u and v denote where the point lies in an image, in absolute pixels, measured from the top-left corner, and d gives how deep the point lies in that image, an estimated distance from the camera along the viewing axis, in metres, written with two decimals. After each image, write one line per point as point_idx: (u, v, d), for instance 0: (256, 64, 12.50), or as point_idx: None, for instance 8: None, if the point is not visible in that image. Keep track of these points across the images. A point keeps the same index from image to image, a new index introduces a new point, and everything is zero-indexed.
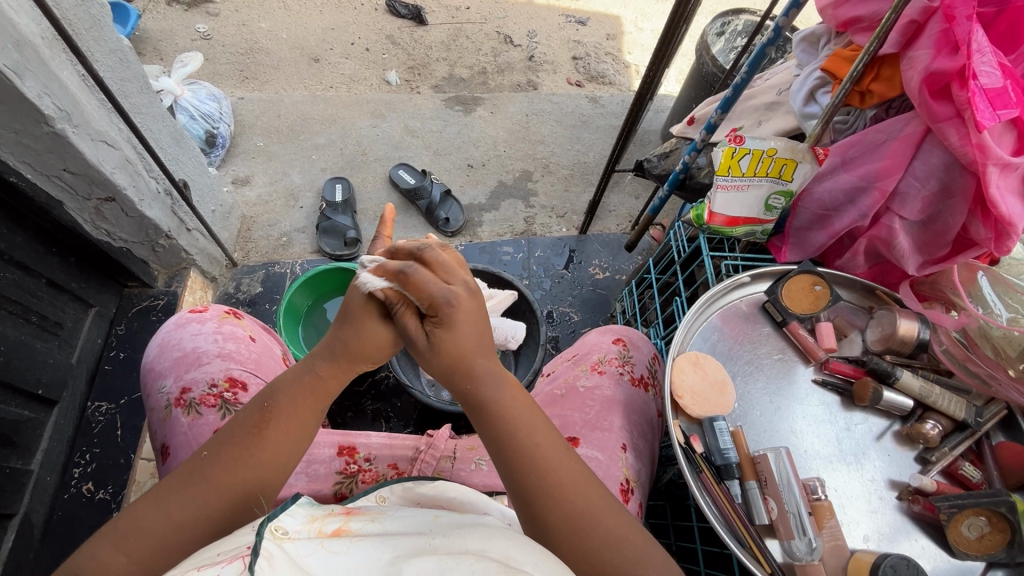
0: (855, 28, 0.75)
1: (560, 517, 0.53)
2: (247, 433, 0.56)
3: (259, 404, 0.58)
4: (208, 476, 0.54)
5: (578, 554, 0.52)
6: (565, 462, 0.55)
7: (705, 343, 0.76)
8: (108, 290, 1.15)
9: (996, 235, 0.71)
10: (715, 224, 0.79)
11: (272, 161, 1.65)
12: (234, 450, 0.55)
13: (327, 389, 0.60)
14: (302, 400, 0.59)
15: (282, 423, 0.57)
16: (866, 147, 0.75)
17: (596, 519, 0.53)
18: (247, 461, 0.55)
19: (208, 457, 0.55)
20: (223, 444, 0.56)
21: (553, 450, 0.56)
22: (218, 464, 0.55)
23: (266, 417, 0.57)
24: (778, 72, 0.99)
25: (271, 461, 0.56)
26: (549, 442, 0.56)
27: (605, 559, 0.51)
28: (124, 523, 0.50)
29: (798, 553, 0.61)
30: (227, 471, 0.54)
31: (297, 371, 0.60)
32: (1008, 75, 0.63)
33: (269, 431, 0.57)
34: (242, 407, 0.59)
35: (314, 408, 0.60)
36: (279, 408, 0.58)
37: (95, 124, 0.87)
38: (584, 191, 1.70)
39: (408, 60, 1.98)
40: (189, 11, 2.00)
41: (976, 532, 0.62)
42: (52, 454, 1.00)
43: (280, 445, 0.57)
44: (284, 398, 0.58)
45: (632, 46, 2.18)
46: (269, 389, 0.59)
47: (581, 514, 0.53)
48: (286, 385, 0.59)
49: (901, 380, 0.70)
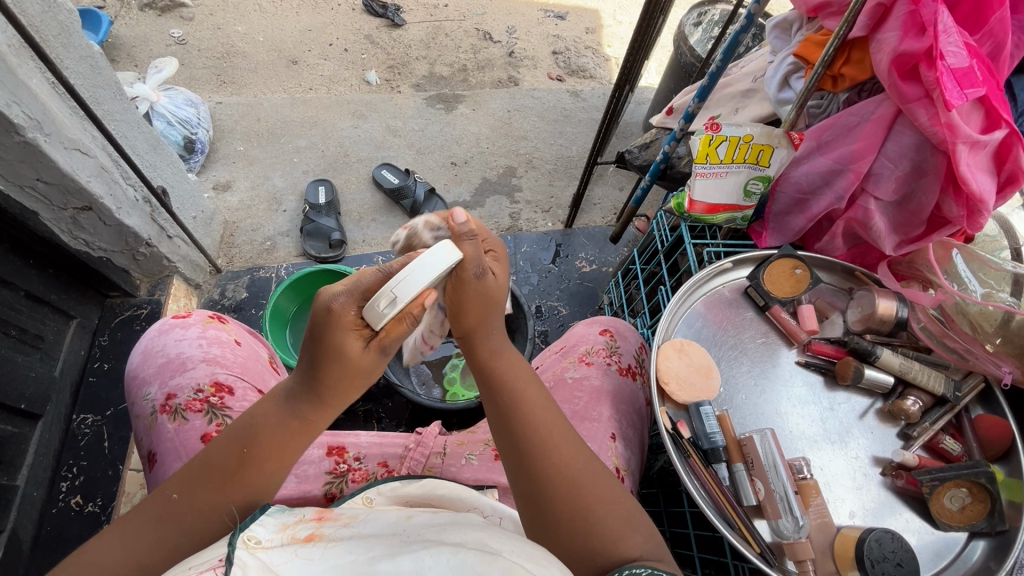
0: (825, 14, 0.76)
1: (559, 484, 0.54)
2: (224, 472, 0.55)
3: (236, 446, 0.56)
4: (178, 518, 0.53)
5: (574, 522, 0.52)
6: (561, 426, 0.58)
7: (689, 330, 0.76)
8: (89, 301, 1.13)
9: (968, 212, 0.72)
10: (695, 212, 0.80)
11: (254, 165, 1.64)
12: (208, 490, 0.54)
13: (311, 427, 0.58)
14: (284, 439, 0.56)
15: (265, 460, 0.56)
16: (840, 130, 0.76)
17: (590, 486, 0.54)
18: (223, 500, 0.54)
19: (182, 498, 0.54)
20: (194, 484, 0.54)
21: (550, 415, 0.58)
22: (192, 504, 0.54)
23: (246, 455, 0.55)
24: (752, 59, 1.00)
25: (248, 499, 0.55)
26: (546, 407, 0.59)
27: (599, 523, 0.52)
28: (90, 557, 0.49)
29: (786, 532, 0.62)
30: (199, 509, 0.54)
31: (277, 412, 0.57)
32: (973, 55, 0.64)
33: (248, 471, 0.55)
34: (216, 440, 0.57)
35: (297, 445, 0.58)
36: (260, 448, 0.56)
37: (68, 132, 0.86)
38: (568, 185, 1.70)
39: (387, 59, 1.97)
40: (162, 17, 1.97)
41: (958, 503, 0.64)
42: (38, 469, 0.99)
43: (260, 481, 0.56)
44: (265, 439, 0.56)
45: (611, 39, 2.19)
46: (248, 425, 0.57)
47: (576, 479, 0.55)
48: (266, 425, 0.56)
49: (882, 358, 0.71)
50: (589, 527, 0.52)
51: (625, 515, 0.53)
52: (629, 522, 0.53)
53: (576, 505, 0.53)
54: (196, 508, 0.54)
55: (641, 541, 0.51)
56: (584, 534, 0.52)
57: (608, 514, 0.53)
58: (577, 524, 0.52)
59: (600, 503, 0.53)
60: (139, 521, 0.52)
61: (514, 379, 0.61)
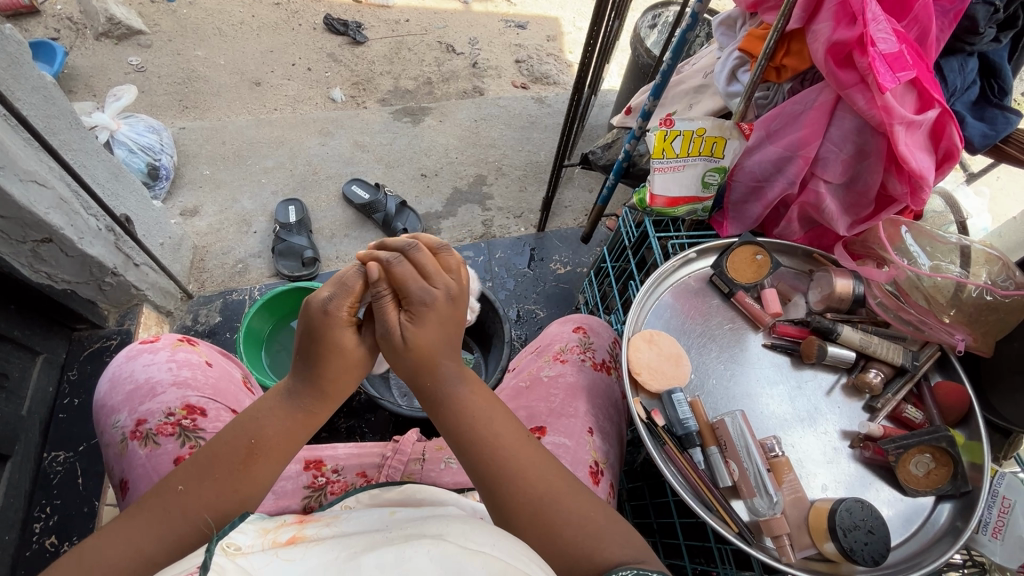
0: (764, 9, 0.79)
1: (528, 504, 0.54)
2: (230, 465, 0.54)
3: (243, 440, 0.56)
4: (184, 511, 0.52)
5: (541, 537, 0.52)
6: (520, 446, 0.57)
7: (658, 320, 0.78)
8: (55, 335, 1.11)
9: (911, 189, 0.75)
10: (657, 205, 0.82)
11: (221, 189, 1.62)
12: (214, 482, 0.54)
13: (317, 419, 0.58)
14: (289, 432, 0.57)
15: (272, 452, 0.56)
16: (786, 119, 0.79)
17: (557, 506, 0.54)
18: (226, 495, 0.54)
19: (187, 489, 0.53)
20: (202, 474, 0.54)
21: (514, 441, 0.57)
22: (198, 494, 0.53)
23: (252, 449, 0.55)
24: (702, 56, 1.02)
25: (249, 495, 0.55)
26: (506, 433, 0.58)
27: (565, 540, 0.52)
28: (88, 554, 0.48)
29: (761, 509, 0.64)
30: (206, 502, 0.53)
31: (283, 406, 0.57)
32: (902, 40, 0.68)
33: (255, 465, 0.55)
34: (222, 433, 0.57)
35: (300, 437, 0.58)
36: (267, 440, 0.56)
37: (24, 165, 0.85)
38: (538, 190, 1.72)
39: (352, 76, 1.98)
40: (120, 45, 1.95)
41: (923, 468, 0.66)
42: (9, 511, 0.95)
43: (267, 474, 0.56)
44: (272, 429, 0.56)
45: (572, 46, 2.23)
46: (252, 418, 0.57)
47: (546, 497, 0.54)
48: (271, 418, 0.57)
49: (843, 335, 0.74)
50: (559, 547, 0.52)
51: (603, 523, 0.53)
52: (607, 528, 0.53)
53: (543, 521, 0.53)
54: (202, 500, 0.53)
55: (624, 545, 0.51)
56: (557, 550, 0.52)
57: (575, 527, 0.52)
58: (544, 539, 0.52)
59: (569, 519, 0.53)
60: (144, 514, 0.52)
61: (478, 413, 0.58)
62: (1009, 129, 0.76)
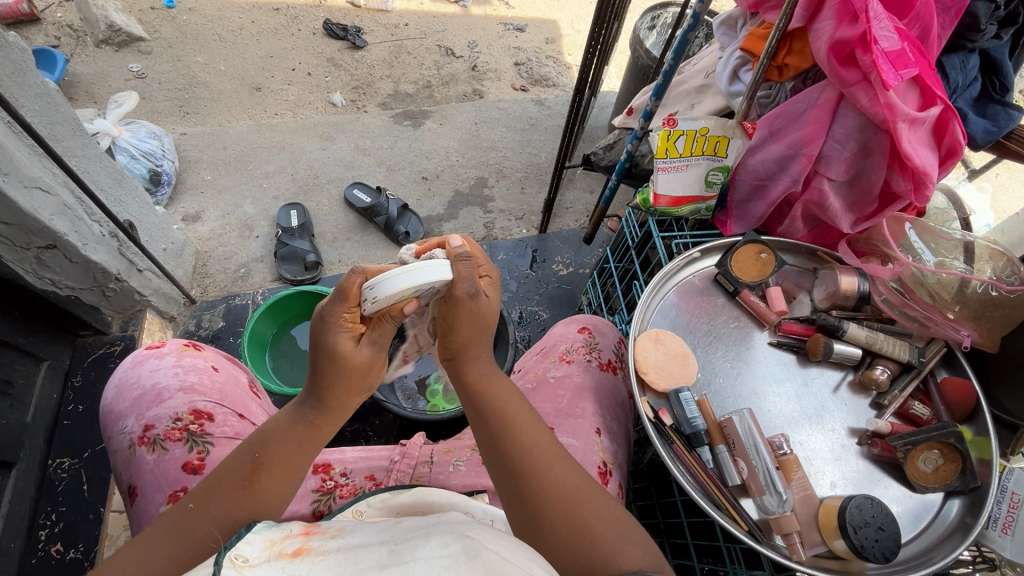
0: (766, 7, 0.79)
1: (557, 502, 0.54)
2: (236, 483, 0.55)
3: (248, 456, 0.56)
4: (190, 530, 0.52)
5: (570, 535, 0.52)
6: (545, 445, 0.58)
7: (664, 319, 0.78)
8: (60, 341, 1.11)
9: (915, 185, 0.75)
10: (661, 205, 0.82)
11: (222, 194, 1.62)
12: (222, 501, 0.54)
13: (322, 433, 0.60)
14: (295, 447, 0.57)
15: (277, 469, 0.56)
16: (789, 117, 0.79)
17: (587, 504, 0.54)
18: (233, 513, 0.54)
19: (196, 508, 0.53)
20: (210, 493, 0.54)
21: (539, 433, 0.59)
22: (206, 513, 0.53)
23: (257, 466, 0.56)
24: (703, 57, 1.03)
25: (259, 511, 0.55)
26: (529, 428, 0.59)
27: (599, 537, 0.52)
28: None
29: (770, 507, 0.64)
30: (217, 518, 0.53)
31: (288, 419, 0.58)
32: (905, 38, 0.68)
33: (260, 482, 0.55)
34: (230, 454, 0.57)
35: (305, 456, 0.59)
36: (272, 459, 0.56)
37: (29, 171, 0.86)
38: (539, 191, 1.72)
39: (351, 80, 1.98)
40: (120, 51, 1.95)
41: (932, 464, 0.67)
42: (15, 518, 0.95)
43: (273, 490, 0.56)
44: (278, 445, 0.57)
45: (571, 48, 2.24)
46: (259, 436, 0.57)
47: (572, 496, 0.54)
48: (278, 432, 0.57)
49: (849, 333, 0.74)
50: (587, 542, 0.52)
51: (624, 528, 0.53)
52: (624, 535, 0.52)
53: (574, 520, 0.53)
54: (211, 520, 0.53)
55: (642, 553, 0.51)
56: (585, 551, 0.51)
57: (606, 526, 0.53)
58: (577, 542, 0.52)
59: (597, 514, 0.54)
60: (153, 537, 0.51)
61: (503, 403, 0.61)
62: (1013, 125, 0.76)
